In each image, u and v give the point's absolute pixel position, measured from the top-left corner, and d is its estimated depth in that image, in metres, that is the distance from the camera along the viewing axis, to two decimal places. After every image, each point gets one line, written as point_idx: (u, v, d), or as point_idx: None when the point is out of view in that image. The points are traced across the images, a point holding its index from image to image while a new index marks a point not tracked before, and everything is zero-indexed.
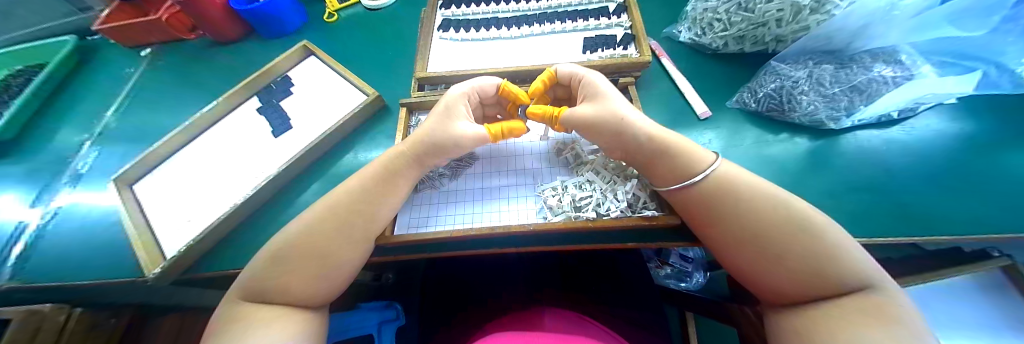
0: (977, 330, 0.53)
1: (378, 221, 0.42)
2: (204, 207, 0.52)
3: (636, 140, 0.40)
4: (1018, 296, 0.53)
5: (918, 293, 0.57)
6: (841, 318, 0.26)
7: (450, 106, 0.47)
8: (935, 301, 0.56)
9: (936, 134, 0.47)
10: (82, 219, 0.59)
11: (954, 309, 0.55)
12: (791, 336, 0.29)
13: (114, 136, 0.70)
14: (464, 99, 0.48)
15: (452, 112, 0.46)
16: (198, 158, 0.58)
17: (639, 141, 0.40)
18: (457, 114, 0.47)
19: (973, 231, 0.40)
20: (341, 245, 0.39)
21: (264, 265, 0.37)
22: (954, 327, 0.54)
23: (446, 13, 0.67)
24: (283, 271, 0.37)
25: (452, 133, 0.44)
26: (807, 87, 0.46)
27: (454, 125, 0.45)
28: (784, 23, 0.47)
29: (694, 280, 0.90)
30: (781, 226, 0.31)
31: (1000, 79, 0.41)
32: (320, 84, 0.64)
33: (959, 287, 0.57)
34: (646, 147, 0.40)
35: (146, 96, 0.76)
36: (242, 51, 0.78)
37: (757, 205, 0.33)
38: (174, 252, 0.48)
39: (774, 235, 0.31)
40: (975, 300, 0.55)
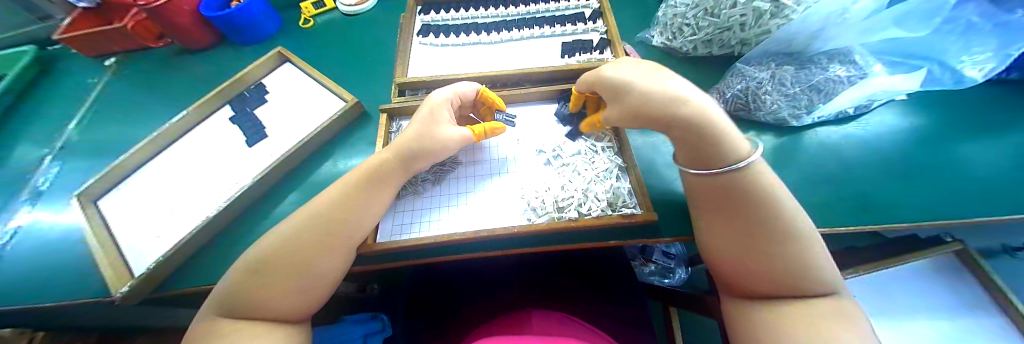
0: (940, 310, 0.57)
1: (358, 229, 0.41)
2: (175, 221, 0.50)
3: (675, 117, 0.35)
4: (970, 276, 0.58)
5: (891, 277, 0.60)
6: (805, 317, 0.28)
7: (435, 110, 0.47)
8: (905, 284, 0.59)
9: (889, 128, 0.50)
10: (42, 238, 0.56)
11: (921, 292, 0.58)
12: (755, 324, 0.30)
13: (77, 149, 0.67)
14: (448, 104, 0.49)
15: (437, 117, 0.47)
16: (168, 171, 0.56)
17: (678, 116, 0.34)
18: (442, 118, 0.47)
19: (926, 218, 0.42)
20: (319, 255, 0.38)
21: (240, 279, 0.36)
22: (919, 309, 0.57)
23: (424, 19, 0.68)
24: (260, 287, 0.36)
25: (440, 137, 0.46)
26: (770, 87, 0.48)
27: (441, 129, 0.46)
28: (747, 28, 0.49)
29: (676, 276, 0.92)
30: (780, 231, 0.31)
31: (943, 77, 0.44)
32: (297, 92, 0.63)
33: (926, 271, 0.60)
34: (686, 122, 0.34)
35: (112, 107, 0.72)
36: (214, 59, 0.75)
37: (770, 206, 0.32)
38: (143, 269, 0.46)
39: (771, 238, 0.31)
40: (939, 282, 0.59)
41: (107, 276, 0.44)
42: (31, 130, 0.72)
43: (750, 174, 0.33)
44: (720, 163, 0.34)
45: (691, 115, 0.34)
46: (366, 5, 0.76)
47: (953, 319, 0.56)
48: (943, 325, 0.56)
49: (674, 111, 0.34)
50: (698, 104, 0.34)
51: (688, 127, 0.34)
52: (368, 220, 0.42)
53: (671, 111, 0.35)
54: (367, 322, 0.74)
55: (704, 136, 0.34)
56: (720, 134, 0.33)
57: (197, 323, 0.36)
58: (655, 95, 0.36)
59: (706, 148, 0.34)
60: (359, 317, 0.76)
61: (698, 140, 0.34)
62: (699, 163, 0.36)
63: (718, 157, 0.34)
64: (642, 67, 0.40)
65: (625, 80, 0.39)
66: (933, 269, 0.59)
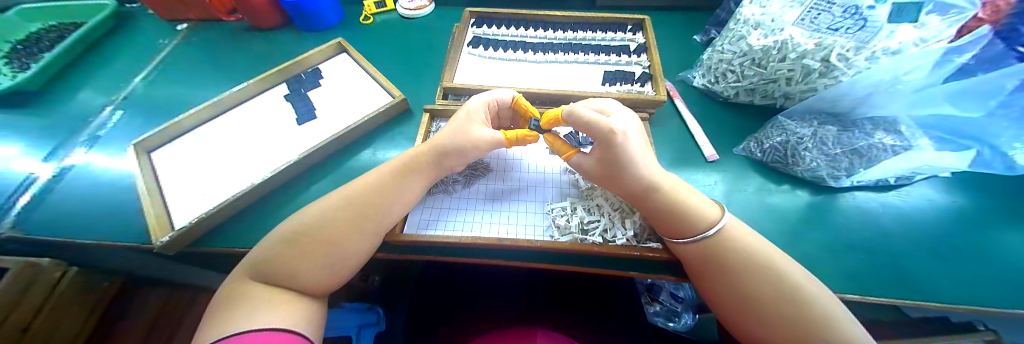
0: None
1: (390, 217, 0.43)
2: (218, 183, 0.54)
3: (654, 200, 0.42)
4: None
5: None
6: None
7: (472, 113, 0.49)
8: None
9: (928, 202, 0.49)
10: (91, 179, 0.60)
11: None
12: None
13: (137, 102, 0.73)
14: (484, 108, 0.51)
15: (472, 119, 0.49)
16: (217, 136, 0.60)
17: (657, 202, 0.42)
18: (477, 119, 0.49)
19: (966, 301, 0.40)
20: (351, 236, 0.40)
21: (275, 248, 0.38)
22: None
23: (477, 31, 0.71)
24: (290, 258, 0.37)
25: (473, 136, 0.47)
26: (811, 144, 0.48)
27: (474, 129, 0.48)
28: (793, 83, 0.50)
29: (681, 321, 0.89)
30: (766, 295, 0.34)
31: (993, 161, 0.44)
32: (349, 81, 0.67)
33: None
34: (660, 205, 0.41)
35: (175, 69, 0.78)
36: (275, 39, 0.81)
37: (747, 270, 0.35)
38: (183, 223, 0.49)
39: (758, 302, 0.34)
40: None
41: (151, 224, 0.47)
42: (100, 78, 0.78)
43: (720, 239, 0.38)
44: (691, 234, 0.39)
45: (666, 202, 0.41)
46: (424, 11, 0.81)
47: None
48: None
49: (654, 195, 0.42)
50: (670, 194, 0.41)
51: (661, 209, 0.41)
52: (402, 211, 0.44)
53: (649, 197, 0.42)
54: (365, 313, 0.81)
55: (675, 214, 0.40)
56: (691, 213, 0.40)
57: (227, 283, 0.38)
58: (647, 181, 0.42)
59: (679, 225, 0.40)
60: (357, 306, 0.82)
61: (671, 216, 0.41)
62: (676, 234, 0.41)
63: (694, 229, 0.39)
64: (637, 136, 0.43)
65: (631, 158, 0.41)
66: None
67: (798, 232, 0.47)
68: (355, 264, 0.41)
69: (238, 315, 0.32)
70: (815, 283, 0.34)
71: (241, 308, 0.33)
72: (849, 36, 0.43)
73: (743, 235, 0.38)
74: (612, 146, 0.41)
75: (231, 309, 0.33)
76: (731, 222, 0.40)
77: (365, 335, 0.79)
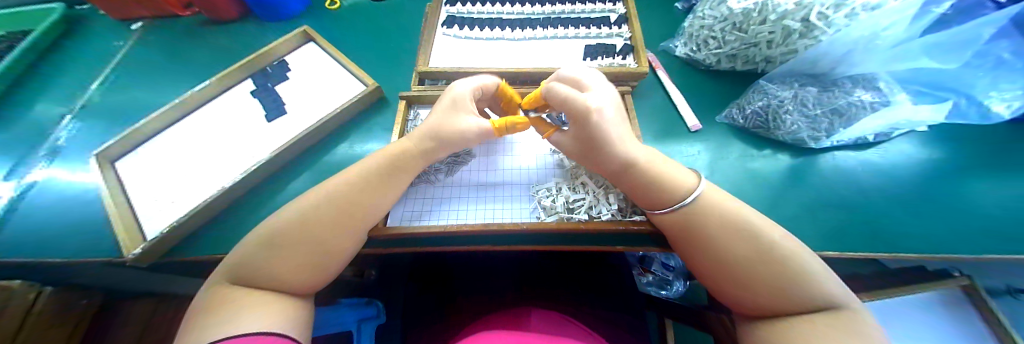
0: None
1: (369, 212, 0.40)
2: (190, 189, 0.51)
3: (632, 176, 0.41)
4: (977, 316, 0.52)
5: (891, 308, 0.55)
6: (815, 332, 0.29)
7: (457, 100, 0.46)
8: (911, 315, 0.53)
9: (906, 158, 0.50)
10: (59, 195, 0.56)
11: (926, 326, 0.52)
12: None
13: (99, 109, 0.68)
14: (472, 95, 0.47)
15: (458, 107, 0.46)
16: (185, 140, 0.56)
17: (634, 177, 0.41)
18: (462, 107, 0.46)
19: (934, 249, 0.42)
20: (328, 235, 0.38)
21: (253, 251, 0.36)
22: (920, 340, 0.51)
23: (450, 10, 0.68)
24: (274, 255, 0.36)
25: (459, 127, 0.44)
26: (792, 107, 0.48)
27: (460, 118, 0.45)
28: (774, 45, 0.49)
29: (673, 289, 0.93)
30: (744, 257, 0.34)
31: (969, 110, 0.43)
32: (319, 72, 0.63)
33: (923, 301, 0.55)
34: (639, 180, 0.41)
35: (132, 72, 0.73)
36: (237, 31, 0.76)
37: (724, 234, 0.36)
38: (157, 233, 0.47)
39: (738, 264, 0.34)
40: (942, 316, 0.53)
41: (122, 236, 0.45)
42: (55, 87, 0.73)
43: (697, 206, 0.38)
44: (669, 204, 0.40)
45: (644, 176, 0.41)
46: None
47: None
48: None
49: (632, 170, 0.41)
50: (649, 170, 0.41)
51: (639, 182, 0.41)
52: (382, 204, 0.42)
53: (627, 174, 0.42)
54: (363, 307, 0.80)
55: (654, 187, 0.40)
56: (669, 184, 0.40)
57: (208, 287, 0.36)
58: (626, 157, 0.41)
59: (658, 196, 0.40)
60: (354, 301, 0.81)
61: (651, 188, 0.40)
62: (656, 205, 0.41)
63: (672, 199, 0.40)
64: (615, 110, 0.42)
65: (608, 135, 0.40)
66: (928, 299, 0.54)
67: (780, 196, 0.47)
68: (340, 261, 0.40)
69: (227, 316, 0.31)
70: (790, 239, 0.35)
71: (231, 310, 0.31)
72: None
73: (719, 201, 0.38)
74: (587, 124, 0.40)
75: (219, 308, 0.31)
76: (708, 187, 0.40)
77: (366, 328, 0.78)
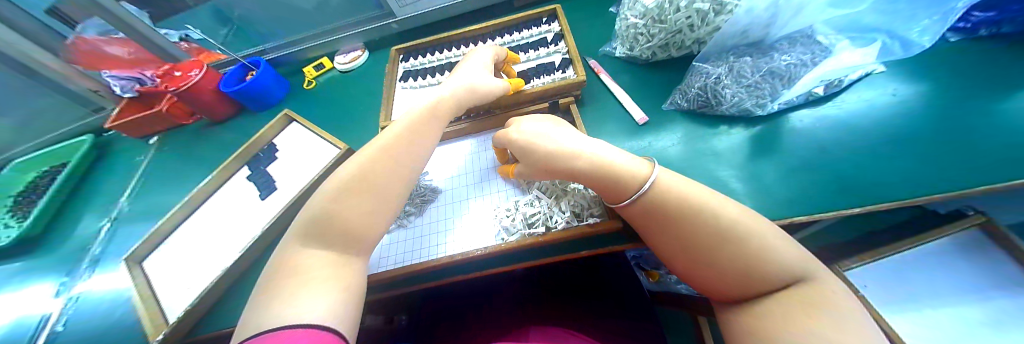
0: (956, 298, 0.45)
1: (386, 204, 0.39)
2: (200, 272, 0.57)
3: (579, 169, 0.42)
4: (1001, 258, 0.45)
5: (884, 269, 0.49)
6: (781, 311, 0.29)
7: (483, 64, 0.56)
8: (909, 275, 0.48)
9: (869, 105, 0.48)
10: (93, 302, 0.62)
11: (930, 280, 0.46)
12: (746, 335, 0.30)
13: (130, 217, 0.77)
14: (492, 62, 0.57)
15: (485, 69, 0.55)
16: (196, 230, 0.63)
17: (581, 170, 0.42)
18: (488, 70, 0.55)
19: (920, 191, 0.39)
20: (359, 220, 0.37)
21: (326, 208, 0.37)
22: (926, 303, 0.46)
23: (406, 66, 0.74)
24: (337, 222, 0.36)
25: (492, 84, 0.54)
26: (729, 81, 0.48)
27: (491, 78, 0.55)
28: (696, 28, 0.50)
29: None
30: (704, 239, 0.34)
31: (900, 46, 0.42)
32: (301, 146, 0.70)
33: (932, 252, 0.48)
34: (588, 173, 0.41)
35: (154, 179, 0.84)
36: (235, 126, 0.87)
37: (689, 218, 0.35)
38: (174, 318, 0.52)
39: (705, 246, 0.33)
40: (955, 266, 0.46)
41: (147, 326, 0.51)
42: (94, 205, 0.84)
43: (654, 193, 0.37)
44: (627, 195, 0.39)
45: (587, 168, 0.41)
46: (359, 61, 0.85)
47: (958, 307, 0.44)
48: (944, 315, 0.44)
49: (575, 167, 0.42)
50: (593, 161, 0.41)
51: (590, 177, 0.41)
52: (386, 210, 0.40)
53: (576, 171, 0.42)
54: None
55: (605, 180, 0.40)
56: (617, 175, 0.40)
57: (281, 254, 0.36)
58: (561, 155, 0.43)
59: (614, 188, 0.40)
60: None
61: (602, 181, 0.41)
62: (617, 199, 0.41)
63: (627, 191, 0.39)
64: (546, 126, 0.47)
65: (531, 143, 0.45)
66: (934, 250, 0.48)
67: (740, 171, 0.46)
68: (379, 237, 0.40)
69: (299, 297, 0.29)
70: (744, 213, 0.34)
71: (304, 291, 0.30)
72: None
73: (677, 185, 0.37)
74: (519, 144, 0.47)
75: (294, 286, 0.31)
76: (664, 171, 0.39)
77: None
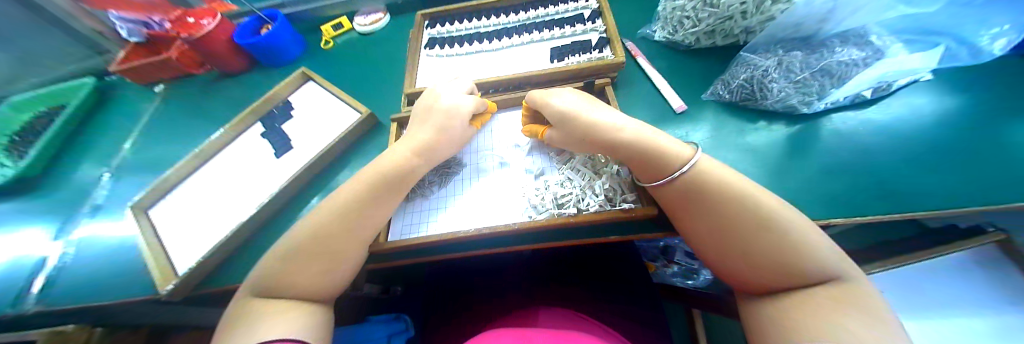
0: (967, 308, 0.52)
1: (342, 255, 0.39)
2: (212, 226, 0.56)
3: (619, 142, 0.41)
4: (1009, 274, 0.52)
5: (908, 275, 0.55)
6: (819, 305, 0.27)
7: (453, 115, 0.48)
8: (928, 283, 0.54)
9: (917, 112, 0.46)
10: (87, 251, 0.59)
11: (946, 291, 0.53)
12: (773, 324, 0.29)
13: (134, 166, 0.75)
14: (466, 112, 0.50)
15: (454, 124, 0.48)
16: (206, 184, 0.61)
17: (621, 143, 0.41)
18: (458, 123, 0.48)
19: (966, 203, 0.39)
20: (308, 277, 0.37)
21: (274, 265, 0.38)
22: (941, 311, 0.52)
23: (431, 32, 0.70)
24: (297, 266, 0.37)
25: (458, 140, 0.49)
26: (777, 75, 0.47)
27: (458, 136, 0.49)
28: (749, 16, 0.49)
29: (700, 278, 0.89)
30: (745, 224, 0.32)
31: (960, 52, 0.43)
32: (318, 107, 0.68)
33: (950, 265, 0.55)
34: (627, 146, 0.40)
35: (158, 129, 0.81)
36: (246, 81, 0.83)
37: (728, 203, 0.34)
38: (184, 269, 0.51)
39: (742, 232, 0.32)
40: (967, 280, 0.53)
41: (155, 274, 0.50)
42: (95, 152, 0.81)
43: (697, 174, 0.36)
44: (665, 173, 0.38)
45: (628, 141, 0.40)
46: (380, 24, 0.82)
47: (969, 317, 0.51)
48: (955, 324, 0.51)
49: (616, 139, 0.41)
50: (635, 135, 0.40)
51: (629, 151, 0.40)
52: (342, 260, 0.39)
53: (615, 142, 0.41)
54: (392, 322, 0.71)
55: (645, 155, 0.39)
56: (659, 152, 0.39)
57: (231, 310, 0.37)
58: (602, 126, 0.42)
59: (652, 165, 0.39)
60: (383, 317, 0.74)
61: (640, 157, 0.40)
62: (653, 177, 0.40)
63: (667, 169, 0.38)
64: (587, 99, 0.46)
65: (571, 111, 0.44)
66: (956, 262, 0.54)
67: (777, 168, 0.46)
68: (345, 270, 0.40)
69: (248, 333, 0.32)
70: (790, 207, 0.32)
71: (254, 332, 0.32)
72: None
73: (721, 171, 0.36)
74: (557, 109, 0.45)
75: (245, 327, 0.32)
76: (707, 158, 0.38)
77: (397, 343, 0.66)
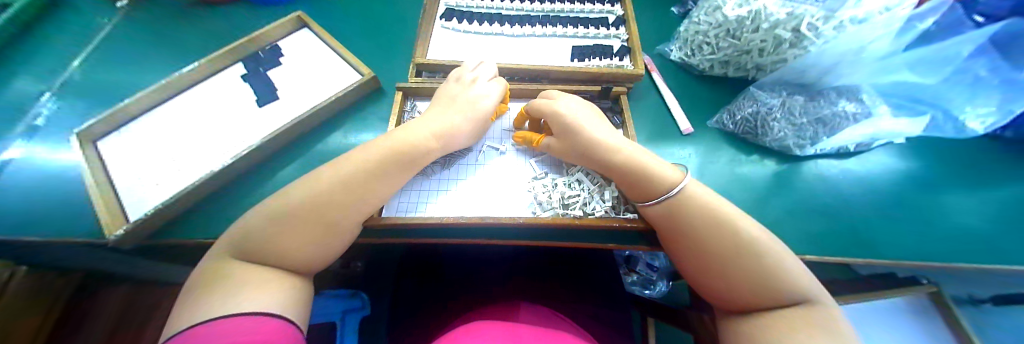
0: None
1: (339, 223, 0.37)
2: (177, 170, 0.50)
3: (614, 163, 0.42)
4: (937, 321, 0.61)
5: (874, 310, 0.62)
6: (793, 327, 0.29)
7: (486, 110, 0.49)
8: (887, 318, 0.62)
9: (886, 170, 0.52)
10: (12, 179, 0.50)
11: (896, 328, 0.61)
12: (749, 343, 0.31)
13: (78, 83, 0.63)
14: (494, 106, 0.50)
15: (486, 119, 0.49)
16: (172, 122, 0.54)
17: (615, 165, 0.42)
18: (488, 117, 0.50)
19: (907, 256, 0.45)
20: (296, 246, 0.34)
21: (259, 225, 0.34)
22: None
23: (449, 3, 0.66)
24: (281, 232, 0.34)
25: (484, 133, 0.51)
26: (779, 115, 0.50)
27: (485, 129, 0.51)
28: (765, 54, 0.51)
29: (656, 289, 0.95)
30: (726, 249, 0.34)
31: (945, 125, 0.46)
32: (313, 59, 0.62)
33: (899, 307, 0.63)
34: (621, 169, 0.41)
35: (105, 46, 0.68)
36: (227, 13, 0.74)
37: (716, 234, 0.35)
38: (139, 214, 0.45)
39: (722, 257, 0.34)
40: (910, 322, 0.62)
41: (101, 215, 0.43)
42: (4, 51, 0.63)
43: (684, 198, 0.38)
44: (656, 195, 0.39)
45: (623, 163, 0.41)
46: None
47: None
48: None
49: (612, 160, 0.42)
50: (629, 157, 0.41)
51: (623, 173, 0.41)
52: (339, 228, 0.37)
53: (610, 163, 0.42)
54: (349, 298, 0.79)
55: (638, 177, 0.40)
56: (650, 176, 0.40)
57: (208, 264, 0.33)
58: (598, 145, 0.42)
59: (643, 188, 0.40)
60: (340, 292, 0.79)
61: (633, 179, 0.41)
62: (644, 197, 0.41)
63: (657, 191, 0.39)
64: (583, 111, 0.46)
65: (569, 125, 0.44)
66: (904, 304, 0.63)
67: (764, 199, 0.49)
68: (340, 239, 0.38)
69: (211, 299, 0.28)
70: (765, 233, 0.35)
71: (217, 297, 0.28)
72: (819, 5, 0.42)
73: (704, 195, 0.38)
74: (557, 120, 0.45)
75: (216, 289, 0.29)
76: (693, 181, 0.40)
77: (352, 319, 0.76)
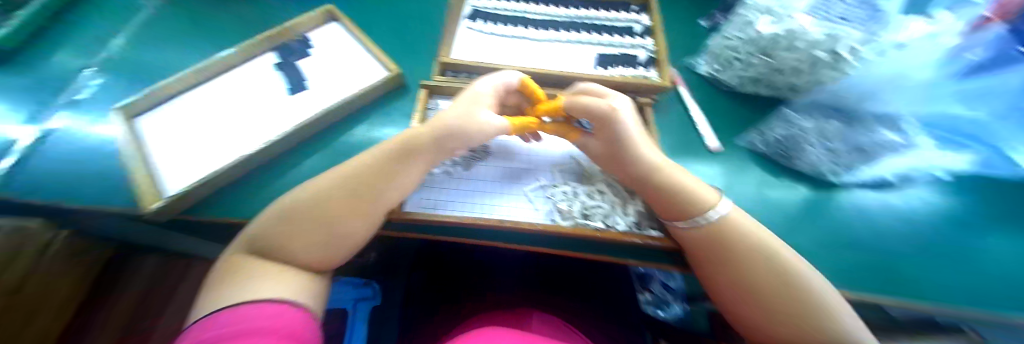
0: None
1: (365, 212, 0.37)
2: (207, 151, 0.51)
3: (655, 180, 0.40)
4: None
5: None
6: None
7: (478, 95, 0.45)
8: None
9: (927, 206, 0.49)
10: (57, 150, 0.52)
11: None
12: None
13: (125, 64, 0.65)
14: (492, 93, 0.47)
15: (477, 101, 0.45)
16: (206, 104, 0.56)
17: (657, 181, 0.40)
18: (481, 102, 0.45)
19: (959, 301, 0.41)
20: (303, 243, 0.34)
21: (272, 222, 0.35)
22: None
23: (474, 4, 0.67)
24: (292, 229, 0.34)
25: (475, 120, 0.43)
26: (813, 139, 0.49)
27: (477, 113, 0.44)
28: (800, 73, 0.49)
29: (670, 311, 0.88)
30: (769, 280, 0.33)
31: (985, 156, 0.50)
32: (344, 51, 0.64)
33: None
34: (661, 185, 0.40)
35: (146, 28, 0.70)
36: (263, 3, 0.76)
37: (760, 272, 0.34)
38: (171, 191, 0.46)
39: (766, 289, 0.33)
40: None
41: (139, 189, 0.45)
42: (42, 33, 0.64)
43: (726, 224, 0.37)
44: (694, 217, 0.37)
45: (665, 183, 0.40)
46: None
47: None
48: None
49: (653, 176, 0.40)
50: (674, 176, 0.40)
51: (661, 190, 0.39)
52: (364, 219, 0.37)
53: (651, 177, 0.40)
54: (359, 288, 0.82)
55: (677, 197, 0.39)
56: (689, 197, 0.39)
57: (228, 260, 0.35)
58: (646, 160, 0.41)
59: (680, 208, 0.38)
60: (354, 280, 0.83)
61: (672, 196, 0.39)
62: (678, 218, 0.38)
63: (695, 213, 0.38)
64: (636, 119, 0.44)
65: (623, 131, 0.42)
66: None
67: (799, 224, 0.47)
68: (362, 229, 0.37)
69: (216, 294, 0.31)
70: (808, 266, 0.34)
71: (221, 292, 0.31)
72: None
73: (747, 224, 0.37)
74: (610, 125, 0.42)
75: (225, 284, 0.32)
76: (735, 209, 0.39)
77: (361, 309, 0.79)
